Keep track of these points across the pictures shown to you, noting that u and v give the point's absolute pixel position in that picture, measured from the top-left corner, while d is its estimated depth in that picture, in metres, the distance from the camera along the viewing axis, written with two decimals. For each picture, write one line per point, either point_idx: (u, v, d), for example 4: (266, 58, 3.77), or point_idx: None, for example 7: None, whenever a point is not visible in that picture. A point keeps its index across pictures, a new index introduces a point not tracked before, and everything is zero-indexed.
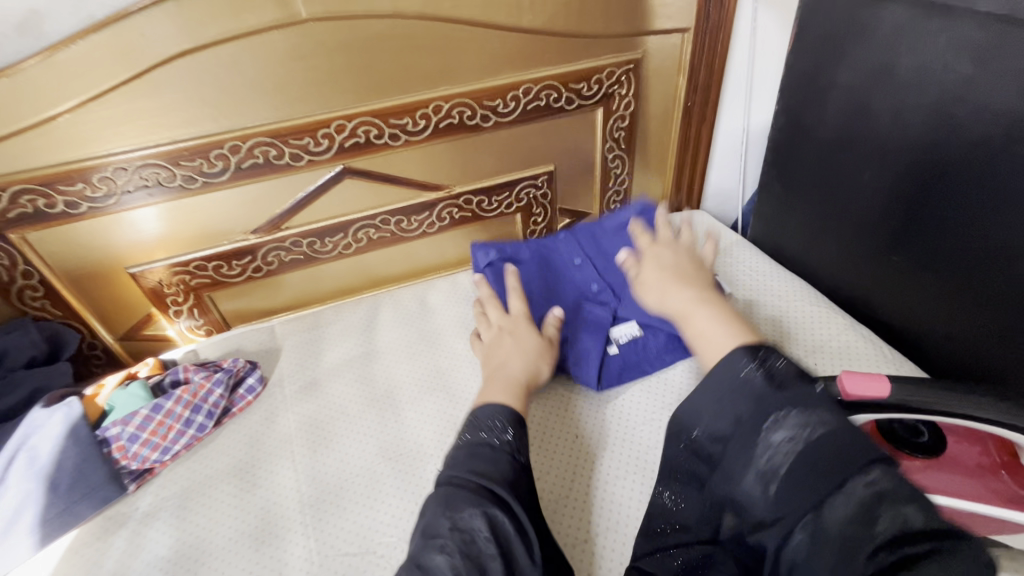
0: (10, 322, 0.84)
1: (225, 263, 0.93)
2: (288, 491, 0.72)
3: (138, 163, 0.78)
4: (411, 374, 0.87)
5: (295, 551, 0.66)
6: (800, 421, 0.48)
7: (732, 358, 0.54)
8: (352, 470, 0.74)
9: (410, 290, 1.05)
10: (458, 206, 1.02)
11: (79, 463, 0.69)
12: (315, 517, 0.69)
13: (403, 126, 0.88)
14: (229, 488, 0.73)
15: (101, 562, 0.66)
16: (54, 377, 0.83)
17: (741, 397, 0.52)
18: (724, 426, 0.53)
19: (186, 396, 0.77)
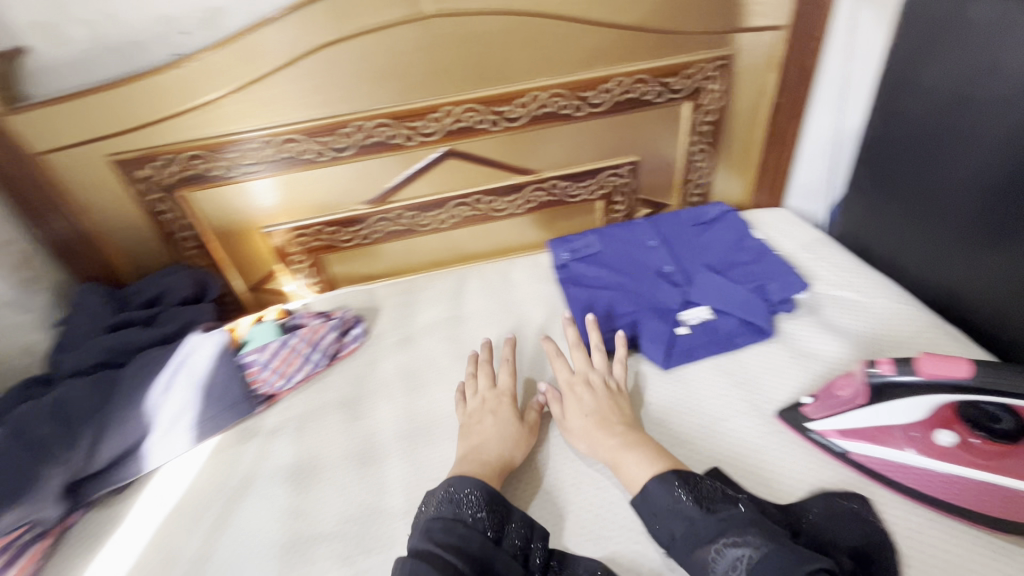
0: (169, 267, 1.03)
1: (339, 229, 1.06)
2: (387, 423, 0.83)
3: (282, 137, 0.93)
4: (494, 338, 0.95)
5: (392, 472, 0.76)
6: (729, 539, 0.54)
7: (659, 485, 0.62)
8: (441, 413, 0.83)
9: (494, 266, 1.14)
10: (544, 190, 1.09)
11: (225, 380, 0.83)
12: (407, 449, 0.78)
13: (503, 113, 0.97)
14: (338, 419, 0.85)
15: (238, 462, 0.80)
16: (199, 313, 0.99)
17: (673, 518, 0.59)
18: (668, 538, 0.59)
19: (307, 335, 0.91)
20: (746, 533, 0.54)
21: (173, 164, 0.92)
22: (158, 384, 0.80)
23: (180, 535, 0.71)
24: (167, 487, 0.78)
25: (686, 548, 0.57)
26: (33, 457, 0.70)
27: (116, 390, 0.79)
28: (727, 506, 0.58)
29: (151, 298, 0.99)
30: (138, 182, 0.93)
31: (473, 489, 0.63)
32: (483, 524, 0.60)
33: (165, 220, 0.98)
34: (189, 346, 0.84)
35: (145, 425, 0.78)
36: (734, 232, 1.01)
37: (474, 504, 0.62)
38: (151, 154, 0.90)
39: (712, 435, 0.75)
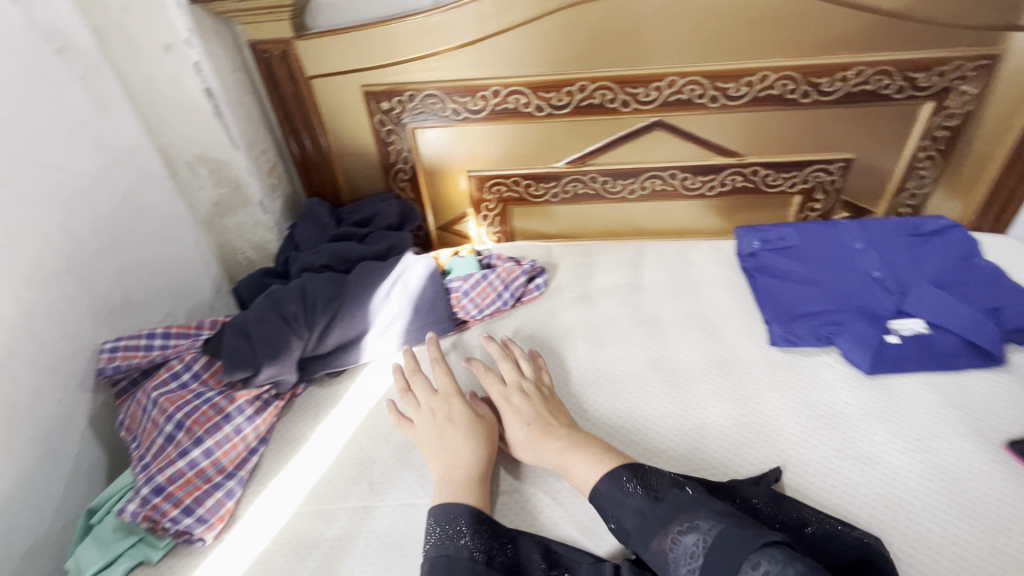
0: (382, 194, 1.14)
1: (534, 183, 1.11)
2: (569, 367, 0.87)
3: (510, 88, 0.99)
4: (675, 311, 0.96)
5: (577, 411, 0.80)
6: (683, 526, 0.54)
7: (611, 483, 0.62)
8: (622, 368, 0.86)
9: (671, 245, 1.13)
10: (743, 175, 1.07)
11: (432, 297, 0.92)
12: (593, 394, 0.82)
13: (726, 90, 0.95)
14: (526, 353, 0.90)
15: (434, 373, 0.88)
16: (401, 241, 1.07)
17: (626, 512, 0.59)
18: (629, 531, 0.58)
19: (502, 275, 0.97)
20: (695, 518, 0.54)
21: (412, 101, 1.01)
22: (381, 289, 0.91)
23: (387, 425, 0.80)
24: (374, 379, 0.87)
25: (644, 539, 0.56)
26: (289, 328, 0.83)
27: (347, 285, 0.91)
28: (672, 491, 0.58)
29: (364, 218, 1.10)
30: (379, 113, 1.04)
31: (453, 517, 0.62)
32: (468, 547, 0.59)
33: (391, 150, 1.09)
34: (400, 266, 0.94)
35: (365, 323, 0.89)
36: (958, 250, 0.92)
37: (457, 530, 0.61)
38: (397, 89, 1.00)
39: (924, 449, 0.71)
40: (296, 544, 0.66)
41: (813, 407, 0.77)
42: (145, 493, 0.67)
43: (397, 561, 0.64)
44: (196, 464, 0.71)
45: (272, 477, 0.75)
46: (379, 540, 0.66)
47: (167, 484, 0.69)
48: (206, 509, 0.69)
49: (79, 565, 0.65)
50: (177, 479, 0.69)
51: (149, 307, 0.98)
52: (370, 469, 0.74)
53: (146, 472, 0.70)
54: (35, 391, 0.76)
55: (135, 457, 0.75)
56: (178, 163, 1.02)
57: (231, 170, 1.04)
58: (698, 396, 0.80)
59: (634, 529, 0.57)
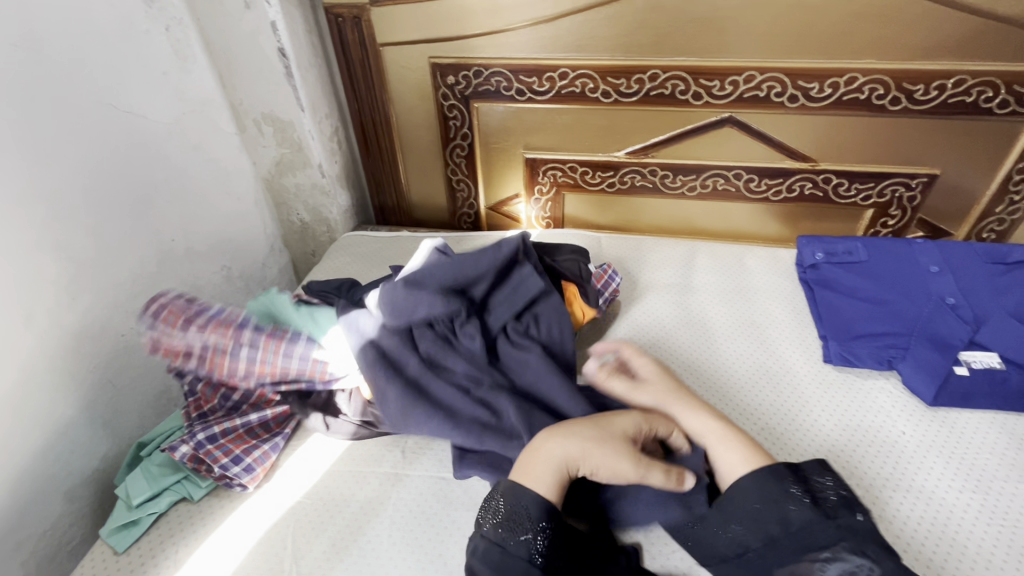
0: None
1: (591, 171, 1.09)
2: (707, 357, 0.85)
3: (578, 71, 0.96)
4: (726, 316, 0.93)
5: (721, 398, 0.78)
6: (843, 553, 0.51)
7: (763, 480, 0.57)
8: (742, 366, 0.84)
9: (727, 248, 1.09)
10: (812, 182, 1.01)
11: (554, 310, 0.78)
12: (721, 392, 0.79)
13: (807, 89, 0.90)
14: (667, 342, 0.88)
15: None
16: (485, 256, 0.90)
17: (772, 518, 0.55)
18: (757, 536, 0.55)
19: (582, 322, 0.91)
20: (863, 547, 0.52)
21: (477, 76, 1.00)
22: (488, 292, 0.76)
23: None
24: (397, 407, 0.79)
25: (787, 549, 0.54)
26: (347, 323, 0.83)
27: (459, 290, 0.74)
28: (844, 514, 0.54)
29: None
30: (444, 86, 1.03)
31: (525, 507, 0.54)
32: (530, 546, 0.52)
33: (451, 125, 1.08)
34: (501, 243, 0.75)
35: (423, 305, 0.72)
36: None
37: (520, 520, 0.54)
38: (464, 64, 0.99)
39: (987, 492, 0.66)
40: (330, 501, 0.68)
41: (866, 435, 0.73)
42: (199, 437, 0.70)
43: (424, 531, 0.65)
44: (249, 421, 0.73)
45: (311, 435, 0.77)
46: (408, 508, 0.67)
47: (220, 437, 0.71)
48: (253, 459, 0.71)
49: (128, 492, 0.68)
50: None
51: (207, 257, 1.02)
52: (406, 438, 0.75)
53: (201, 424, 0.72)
54: (101, 324, 0.80)
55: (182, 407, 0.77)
56: (246, 120, 1.06)
57: (295, 131, 1.07)
58: (743, 404, 0.77)
59: (774, 537, 0.54)
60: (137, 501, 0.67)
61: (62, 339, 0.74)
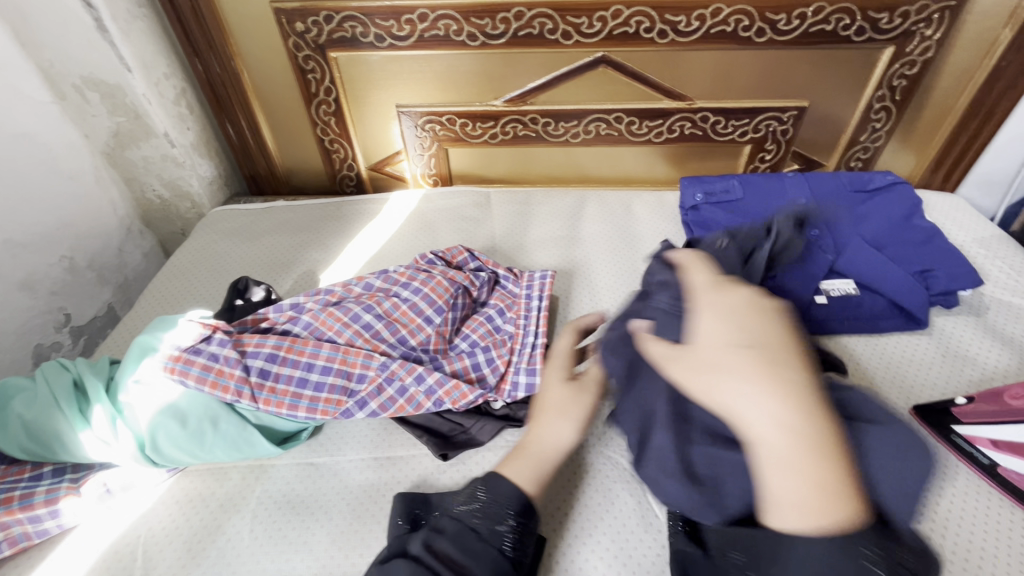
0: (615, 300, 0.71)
1: (471, 123, 1.03)
2: (567, 249, 0.95)
3: (438, 12, 0.88)
4: (611, 267, 0.92)
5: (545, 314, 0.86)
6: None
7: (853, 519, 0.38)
8: (596, 274, 0.91)
9: (616, 194, 1.07)
10: (691, 121, 1.00)
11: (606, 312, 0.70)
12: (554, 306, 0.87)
13: (675, 24, 0.87)
14: (533, 227, 1.01)
15: (228, 476, 0.66)
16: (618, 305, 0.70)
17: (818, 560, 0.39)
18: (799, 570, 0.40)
19: (504, 305, 0.80)
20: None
21: (328, 22, 0.90)
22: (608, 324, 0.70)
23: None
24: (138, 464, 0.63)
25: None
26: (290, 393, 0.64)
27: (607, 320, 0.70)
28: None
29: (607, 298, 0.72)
30: (294, 36, 0.92)
31: (505, 497, 0.50)
32: (501, 540, 0.48)
33: (311, 80, 0.98)
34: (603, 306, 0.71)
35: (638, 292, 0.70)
36: (902, 207, 0.89)
37: (497, 514, 0.49)
38: (311, 8, 0.89)
39: None
40: (185, 502, 0.63)
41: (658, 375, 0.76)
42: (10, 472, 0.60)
43: (289, 521, 0.61)
44: None
45: None
46: (272, 499, 0.64)
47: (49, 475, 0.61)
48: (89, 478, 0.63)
49: None
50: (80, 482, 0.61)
51: (40, 249, 0.89)
52: None
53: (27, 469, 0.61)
54: None
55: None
56: (63, 86, 0.91)
57: (126, 96, 0.93)
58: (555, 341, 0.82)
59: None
60: None
61: None
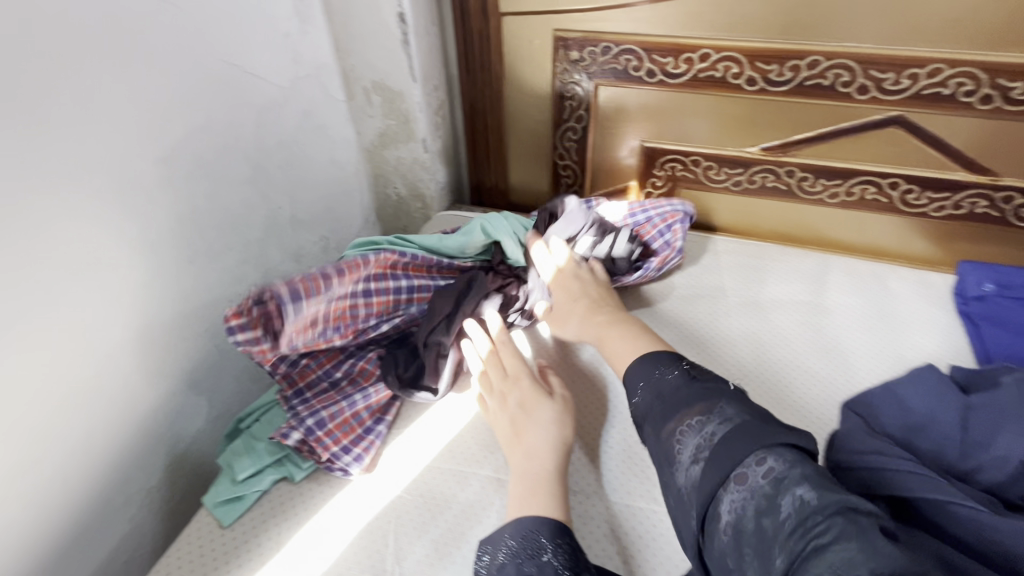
0: (942, 397, 0.63)
1: (717, 167, 0.98)
2: (813, 319, 0.86)
3: (722, 53, 0.85)
4: (867, 346, 0.81)
5: (739, 322, 0.86)
6: (703, 412, 0.52)
7: (649, 366, 0.61)
8: (854, 350, 0.80)
9: (865, 265, 0.96)
10: (988, 199, 0.86)
11: (937, 407, 0.63)
12: (766, 335, 0.84)
13: (1008, 90, 0.76)
14: (770, 283, 0.93)
15: (468, 485, 0.66)
16: (945, 405, 0.63)
17: (659, 387, 0.58)
18: (652, 407, 0.57)
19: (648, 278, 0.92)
20: (723, 404, 0.52)
21: (604, 54, 0.92)
22: (936, 424, 0.62)
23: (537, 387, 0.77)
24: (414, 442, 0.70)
25: (684, 398, 0.55)
26: (411, 365, 0.74)
27: (938, 419, 0.62)
28: (718, 381, 0.56)
29: (934, 392, 0.64)
30: (565, 62, 0.96)
31: (528, 530, 0.53)
32: (554, 566, 0.49)
33: (566, 106, 1.01)
34: (924, 405, 0.63)
35: (974, 399, 0.63)
36: None
37: (534, 546, 0.51)
38: (591, 39, 0.91)
39: None
40: (429, 501, 0.64)
41: (805, 362, 0.79)
42: (309, 424, 0.68)
43: None
44: (354, 405, 0.71)
45: (415, 418, 0.74)
46: None
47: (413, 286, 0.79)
48: (361, 449, 0.68)
49: (232, 465, 0.67)
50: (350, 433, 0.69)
51: (310, 227, 1.01)
52: None
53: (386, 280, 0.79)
54: (213, 290, 0.81)
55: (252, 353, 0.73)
56: (356, 88, 1.02)
57: (403, 102, 1.02)
58: (730, 331, 0.85)
59: (670, 393, 0.57)
60: (240, 477, 0.66)
61: (172, 302, 0.74)
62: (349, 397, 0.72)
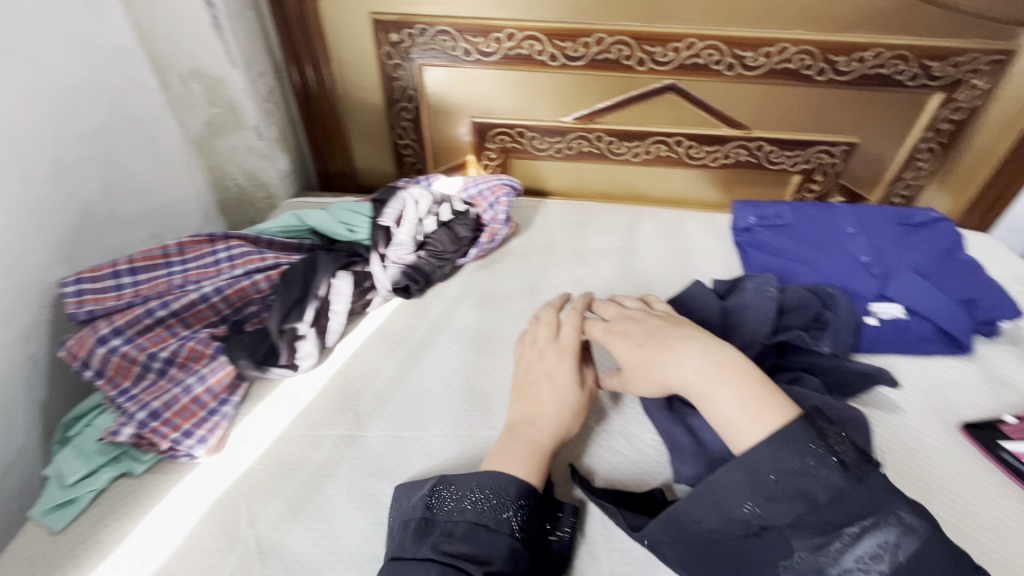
0: (706, 304, 0.79)
1: (540, 136, 1.10)
2: (625, 262, 1.00)
3: (525, 33, 0.95)
4: (666, 277, 0.97)
5: (563, 273, 0.98)
6: (868, 523, 0.44)
7: (777, 446, 0.47)
8: (655, 282, 0.96)
9: (668, 212, 1.14)
10: (746, 149, 1.07)
11: (700, 314, 0.78)
12: (587, 279, 0.97)
13: (743, 58, 0.94)
14: (592, 236, 1.07)
15: (318, 444, 0.70)
16: (707, 309, 0.78)
17: (818, 486, 0.45)
18: (787, 512, 0.46)
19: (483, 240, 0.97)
20: (891, 512, 0.44)
21: (421, 35, 0.98)
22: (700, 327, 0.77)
23: (383, 350, 0.82)
24: (267, 418, 0.73)
25: (841, 508, 0.45)
26: (252, 341, 0.76)
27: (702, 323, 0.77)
28: (871, 470, 0.46)
29: (701, 301, 0.79)
30: (387, 45, 1.00)
31: (503, 487, 0.55)
32: (512, 525, 0.53)
33: (395, 87, 1.06)
34: (691, 315, 0.79)
35: (727, 302, 0.79)
36: (944, 241, 0.95)
37: (502, 502, 0.54)
38: (407, 21, 0.96)
39: (893, 431, 0.72)
40: (281, 464, 0.67)
41: (614, 302, 0.92)
42: (142, 417, 0.67)
43: (378, 484, 0.66)
44: (191, 390, 0.70)
45: (263, 396, 0.76)
46: (364, 464, 0.68)
47: (250, 268, 0.82)
48: (205, 431, 0.68)
49: (60, 472, 0.65)
50: (189, 416, 0.69)
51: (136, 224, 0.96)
52: (357, 402, 0.75)
53: (222, 266, 0.82)
54: (19, 298, 0.75)
55: (70, 354, 0.72)
56: (170, 76, 0.97)
57: (226, 89, 0.99)
58: (556, 281, 0.96)
59: (824, 497, 0.45)
60: (70, 481, 0.63)
61: None
62: (183, 383, 0.71)
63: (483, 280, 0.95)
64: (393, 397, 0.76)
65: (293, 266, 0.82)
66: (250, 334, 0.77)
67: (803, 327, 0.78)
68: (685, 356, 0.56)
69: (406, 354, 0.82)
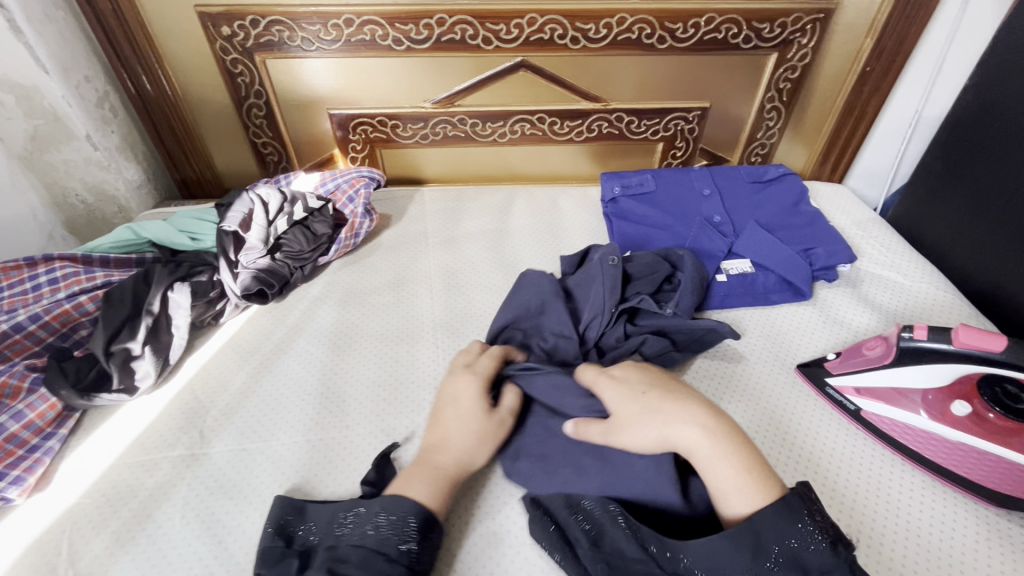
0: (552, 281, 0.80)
1: (402, 124, 1.07)
2: (495, 244, 1.00)
3: (363, 18, 0.92)
4: (534, 254, 0.98)
5: (432, 261, 0.97)
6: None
7: (779, 514, 0.48)
8: (523, 260, 0.96)
9: (543, 190, 1.14)
10: (608, 121, 1.08)
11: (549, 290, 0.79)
12: (456, 264, 0.96)
13: (586, 31, 0.95)
14: (465, 221, 1.05)
15: (156, 468, 0.66)
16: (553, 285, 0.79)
17: (798, 556, 0.46)
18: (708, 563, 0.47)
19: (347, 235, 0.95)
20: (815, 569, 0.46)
21: (255, 27, 0.93)
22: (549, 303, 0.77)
23: (233, 361, 0.79)
24: (99, 449, 0.68)
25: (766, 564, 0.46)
26: (80, 373, 0.72)
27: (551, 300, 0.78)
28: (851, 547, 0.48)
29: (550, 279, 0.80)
30: (220, 39, 0.95)
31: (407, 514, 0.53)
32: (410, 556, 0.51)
33: (240, 83, 1.01)
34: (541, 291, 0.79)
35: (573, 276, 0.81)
36: (790, 197, 1.00)
37: (404, 531, 0.52)
38: (236, 13, 0.91)
39: (737, 381, 0.75)
40: (113, 495, 0.63)
41: (482, 285, 0.92)
42: None
43: (217, 503, 0.63)
44: (5, 429, 0.65)
45: (97, 426, 0.71)
46: (205, 483, 0.65)
47: (74, 290, 0.77)
48: (22, 470, 0.63)
49: None
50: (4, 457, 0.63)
51: None
52: (202, 420, 0.71)
53: (43, 291, 0.77)
54: None
55: None
56: None
57: (43, 98, 0.90)
58: (424, 271, 0.95)
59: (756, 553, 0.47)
60: None
61: None
62: None
63: (347, 277, 0.93)
64: (242, 408, 0.73)
65: (120, 286, 0.78)
66: (74, 361, 0.72)
67: (649, 292, 0.80)
68: (692, 415, 0.55)
69: (258, 363, 0.79)
